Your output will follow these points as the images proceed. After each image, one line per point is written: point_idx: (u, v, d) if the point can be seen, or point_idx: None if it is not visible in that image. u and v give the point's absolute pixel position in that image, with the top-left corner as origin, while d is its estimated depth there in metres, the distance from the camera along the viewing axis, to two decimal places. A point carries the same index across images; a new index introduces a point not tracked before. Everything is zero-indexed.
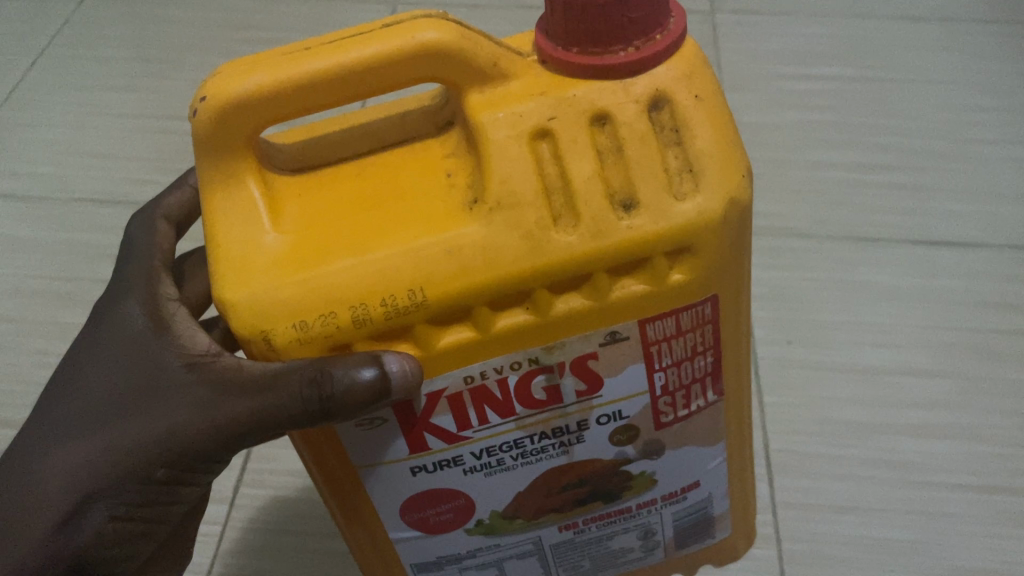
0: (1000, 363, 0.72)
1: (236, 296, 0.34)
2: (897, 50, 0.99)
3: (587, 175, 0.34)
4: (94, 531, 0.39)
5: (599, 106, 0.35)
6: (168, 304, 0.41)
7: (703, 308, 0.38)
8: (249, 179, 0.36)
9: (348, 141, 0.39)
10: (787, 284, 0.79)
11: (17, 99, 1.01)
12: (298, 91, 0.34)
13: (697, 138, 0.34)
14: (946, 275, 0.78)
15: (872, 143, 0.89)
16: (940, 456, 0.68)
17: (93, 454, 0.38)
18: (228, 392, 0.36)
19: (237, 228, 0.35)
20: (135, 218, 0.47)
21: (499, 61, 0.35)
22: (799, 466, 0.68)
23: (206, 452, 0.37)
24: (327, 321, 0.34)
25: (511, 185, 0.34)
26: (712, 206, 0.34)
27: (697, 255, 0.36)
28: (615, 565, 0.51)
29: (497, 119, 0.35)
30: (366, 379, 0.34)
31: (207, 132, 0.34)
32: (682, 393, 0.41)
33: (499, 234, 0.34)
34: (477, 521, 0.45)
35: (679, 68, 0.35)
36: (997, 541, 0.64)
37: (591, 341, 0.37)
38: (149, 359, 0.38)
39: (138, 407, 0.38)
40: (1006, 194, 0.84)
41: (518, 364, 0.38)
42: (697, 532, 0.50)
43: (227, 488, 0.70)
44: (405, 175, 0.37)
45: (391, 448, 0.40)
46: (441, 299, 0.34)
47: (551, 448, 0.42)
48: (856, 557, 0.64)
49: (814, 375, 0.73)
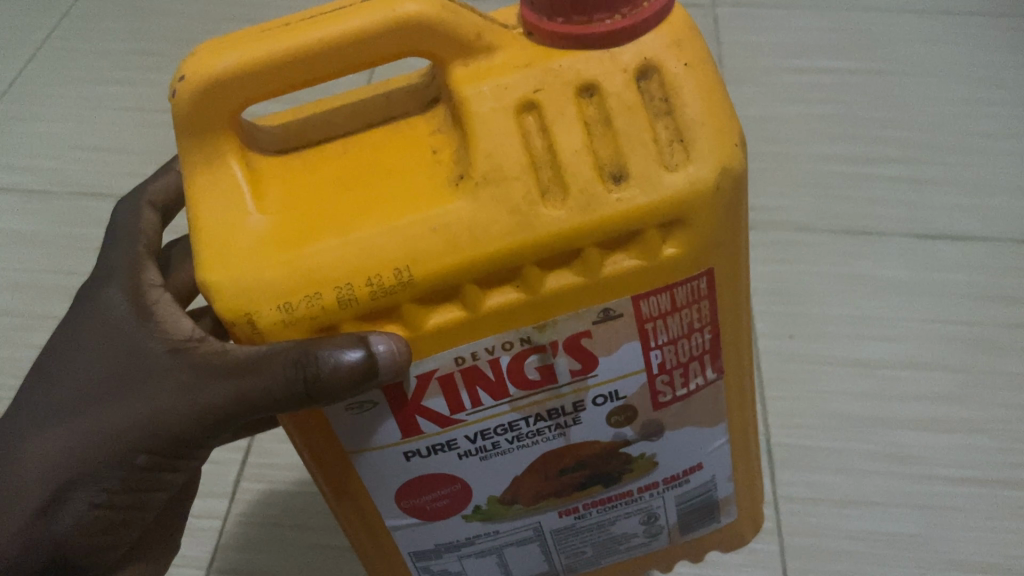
0: (1004, 357, 0.70)
1: (220, 278, 0.33)
2: (899, 42, 0.97)
3: (576, 148, 0.34)
4: (75, 518, 0.39)
5: (586, 76, 0.34)
6: (151, 289, 0.40)
7: (699, 283, 0.37)
8: (230, 159, 0.35)
9: (333, 121, 0.39)
10: (787, 277, 0.78)
11: (16, 93, 1.01)
12: (277, 68, 0.33)
13: (687, 107, 0.33)
14: (947, 269, 0.77)
15: (872, 135, 0.87)
16: (944, 448, 0.66)
17: (74, 440, 0.38)
18: (212, 375, 0.35)
19: (220, 209, 0.35)
20: (120, 204, 0.47)
21: (483, 32, 0.35)
22: (801, 457, 0.67)
23: (188, 437, 0.37)
24: (313, 302, 0.34)
25: (497, 159, 0.34)
26: (704, 176, 0.33)
27: (690, 228, 0.35)
28: (618, 551, 0.50)
29: (482, 92, 0.34)
30: (352, 361, 0.33)
31: (186, 112, 0.33)
32: (680, 371, 0.40)
33: (485, 210, 0.33)
34: (474, 508, 0.44)
35: (668, 36, 0.34)
36: (1001, 536, 0.62)
37: (583, 320, 0.37)
38: (132, 344, 0.38)
39: (120, 391, 0.37)
40: (1009, 186, 0.82)
41: (509, 344, 0.37)
42: (701, 517, 0.49)
43: (227, 483, 0.69)
44: (390, 153, 0.37)
45: (382, 433, 0.39)
46: (428, 278, 0.34)
47: (547, 431, 0.41)
48: (861, 552, 0.63)
49: (818, 368, 0.71)
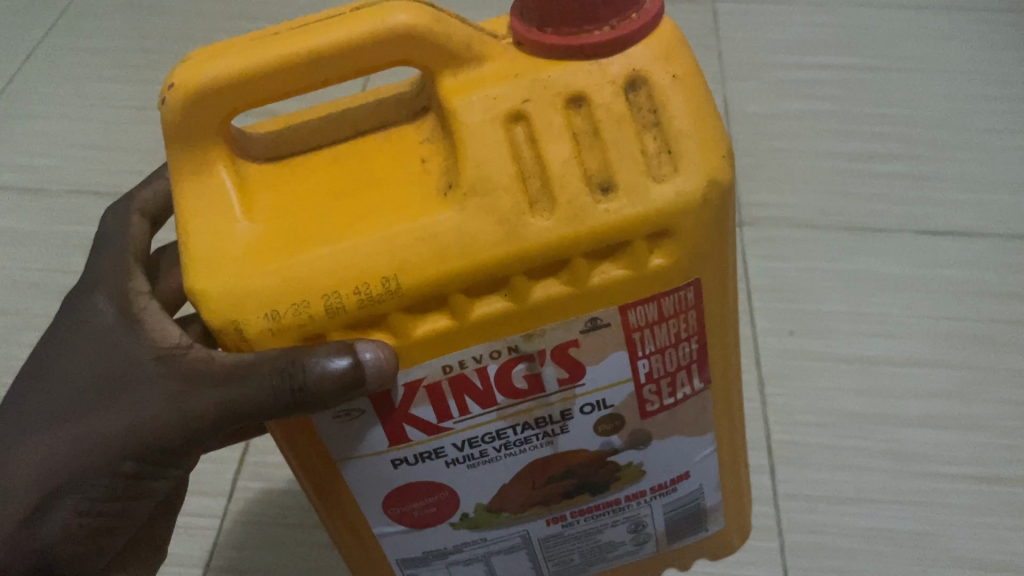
0: (1004, 353, 0.71)
1: (208, 286, 0.33)
2: (899, 37, 0.97)
3: (563, 158, 0.34)
4: (61, 526, 0.39)
5: (575, 87, 0.34)
6: (139, 297, 0.41)
7: (687, 294, 0.37)
8: (219, 167, 0.35)
9: (322, 129, 0.39)
10: (787, 274, 0.78)
11: (13, 91, 1.01)
12: (267, 77, 0.33)
13: (676, 119, 0.34)
14: (948, 264, 0.77)
15: (871, 132, 0.88)
16: (942, 444, 0.67)
17: (60, 448, 0.38)
18: (198, 382, 0.36)
19: (209, 217, 0.35)
20: (110, 212, 0.47)
21: (473, 43, 0.35)
22: (800, 455, 0.67)
23: (174, 445, 0.37)
24: (300, 310, 0.34)
25: (485, 169, 0.34)
26: (691, 187, 0.34)
27: (678, 239, 0.35)
28: (605, 559, 0.50)
29: (470, 103, 0.34)
30: (340, 369, 0.33)
31: (175, 120, 0.33)
32: (667, 380, 0.40)
33: (472, 220, 0.34)
34: (462, 516, 0.44)
35: (656, 47, 0.34)
36: (999, 532, 0.63)
37: (571, 329, 0.37)
38: (119, 351, 0.38)
39: (106, 399, 0.37)
40: (1008, 182, 0.82)
41: (497, 353, 0.37)
42: (689, 525, 0.49)
43: (224, 481, 0.69)
44: (379, 162, 0.37)
45: (368, 440, 0.39)
46: (415, 287, 0.34)
47: (535, 439, 0.41)
48: (860, 549, 0.63)
49: (816, 366, 0.72)
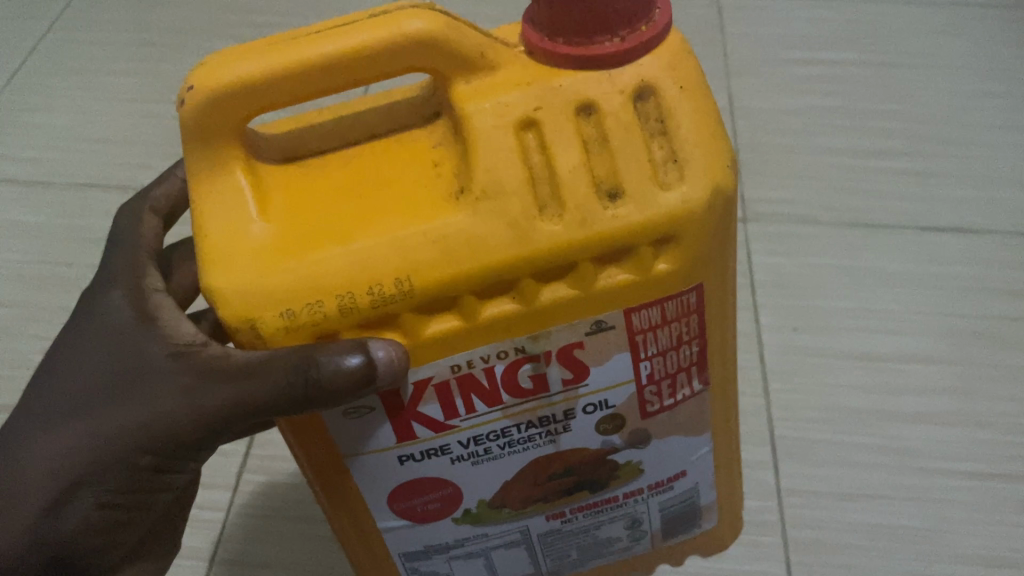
0: (1001, 347, 0.72)
1: (225, 284, 0.34)
2: (901, 34, 0.99)
3: (573, 165, 0.35)
4: (83, 516, 0.40)
5: (585, 96, 0.35)
6: (153, 294, 0.41)
7: (689, 298, 0.38)
8: (236, 168, 0.36)
9: (335, 132, 0.40)
10: (789, 271, 0.79)
11: (17, 83, 1.01)
12: (285, 80, 0.34)
13: (681, 129, 0.35)
14: (948, 262, 0.78)
15: (879, 127, 0.89)
16: (939, 439, 0.68)
17: (79, 442, 0.39)
18: (214, 378, 0.36)
19: (225, 217, 0.35)
20: (122, 208, 0.48)
21: (486, 51, 0.35)
22: (801, 452, 0.68)
23: (189, 440, 0.38)
24: (315, 309, 0.35)
25: (497, 174, 0.35)
26: (696, 195, 0.35)
27: (682, 245, 0.36)
28: (602, 555, 0.51)
29: (483, 109, 0.35)
30: (352, 366, 0.34)
31: (194, 121, 0.34)
32: (668, 381, 0.41)
33: (484, 223, 0.34)
34: (465, 511, 0.45)
35: (664, 59, 0.35)
36: (998, 525, 0.64)
37: (577, 330, 0.38)
38: (135, 346, 0.39)
39: (123, 395, 0.38)
40: (1008, 179, 0.84)
41: (504, 353, 0.38)
42: (684, 522, 0.50)
43: (230, 474, 0.70)
44: (391, 166, 0.38)
45: (375, 437, 0.40)
46: (427, 287, 0.35)
47: (538, 437, 0.42)
48: (861, 544, 0.64)
49: (817, 363, 0.73)
